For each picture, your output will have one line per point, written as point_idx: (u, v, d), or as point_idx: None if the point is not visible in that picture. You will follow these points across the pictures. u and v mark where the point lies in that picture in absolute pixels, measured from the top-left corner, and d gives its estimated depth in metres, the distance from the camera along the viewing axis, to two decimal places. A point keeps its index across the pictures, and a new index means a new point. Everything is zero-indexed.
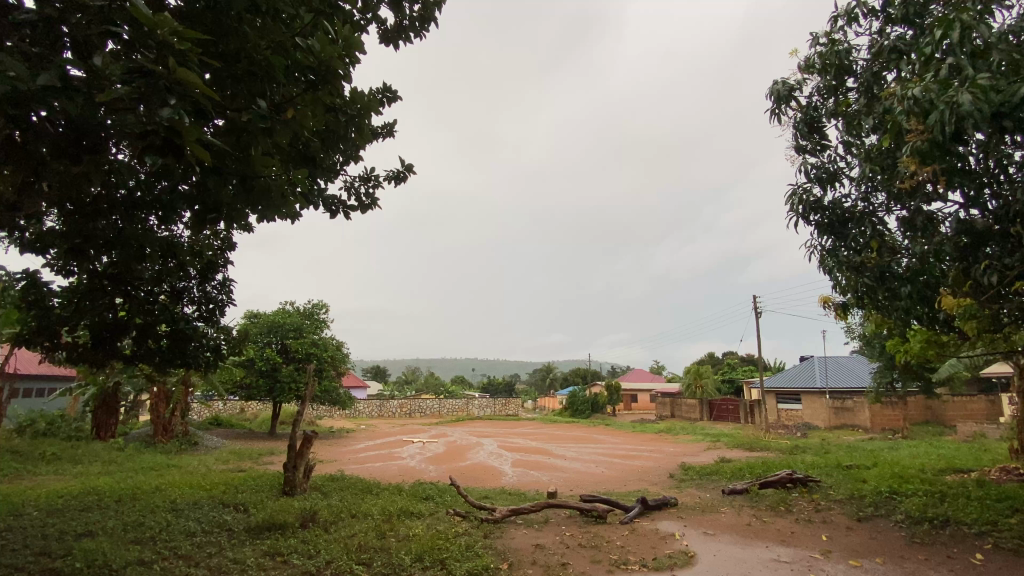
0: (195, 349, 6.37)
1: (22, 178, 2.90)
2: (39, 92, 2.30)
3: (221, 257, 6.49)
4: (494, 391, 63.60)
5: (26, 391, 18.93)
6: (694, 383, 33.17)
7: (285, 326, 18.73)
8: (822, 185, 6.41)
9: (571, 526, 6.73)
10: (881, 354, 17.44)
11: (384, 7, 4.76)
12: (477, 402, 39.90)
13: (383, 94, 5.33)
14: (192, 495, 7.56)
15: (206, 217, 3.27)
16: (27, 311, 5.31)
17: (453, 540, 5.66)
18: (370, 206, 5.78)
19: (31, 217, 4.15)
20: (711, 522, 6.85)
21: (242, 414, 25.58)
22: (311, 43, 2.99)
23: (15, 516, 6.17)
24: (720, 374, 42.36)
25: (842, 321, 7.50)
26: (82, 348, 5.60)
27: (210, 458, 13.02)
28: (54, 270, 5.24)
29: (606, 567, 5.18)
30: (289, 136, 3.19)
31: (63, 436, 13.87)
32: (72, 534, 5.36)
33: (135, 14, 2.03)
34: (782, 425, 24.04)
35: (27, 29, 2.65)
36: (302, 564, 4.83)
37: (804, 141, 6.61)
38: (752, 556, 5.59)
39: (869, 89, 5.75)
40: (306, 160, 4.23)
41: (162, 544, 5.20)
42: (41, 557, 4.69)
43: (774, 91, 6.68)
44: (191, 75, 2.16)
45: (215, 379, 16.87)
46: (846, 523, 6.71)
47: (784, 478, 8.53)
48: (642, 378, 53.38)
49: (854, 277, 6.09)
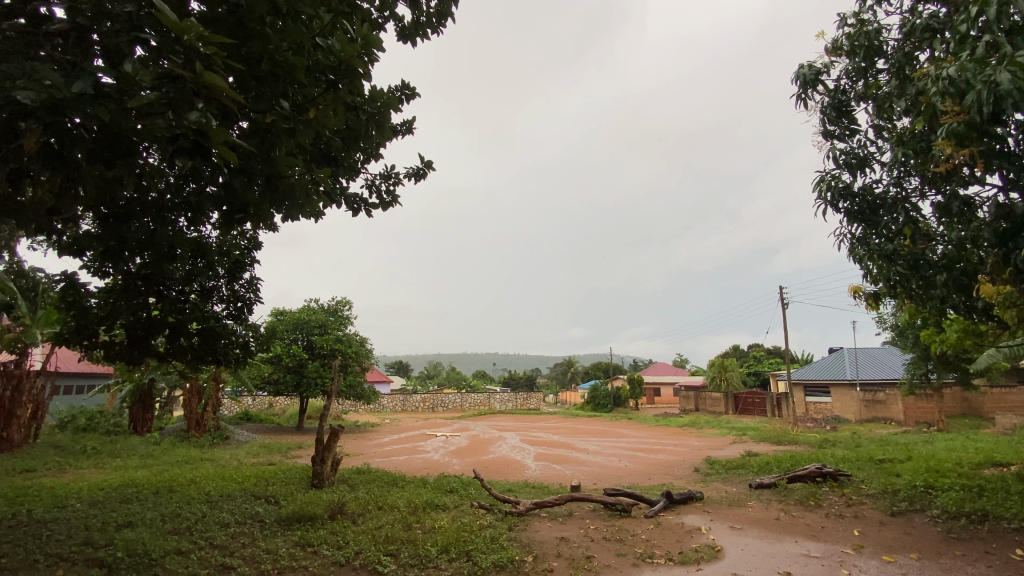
0: (224, 346, 6.51)
1: (59, 183, 3.01)
2: (73, 100, 2.37)
3: (248, 256, 6.68)
4: (516, 385, 63.81)
5: (67, 388, 19.88)
6: (718, 376, 32.67)
7: (311, 322, 19.11)
8: (851, 171, 6.23)
9: (595, 519, 6.72)
10: (914, 345, 16.95)
11: (402, 4, 4.79)
12: (499, 396, 40.23)
13: (402, 91, 5.38)
14: (226, 487, 7.82)
15: (235, 218, 3.47)
16: (66, 312, 5.49)
17: (478, 533, 5.72)
18: (391, 203, 5.84)
19: (67, 220, 4.30)
20: (739, 517, 6.76)
21: (271, 409, 26.30)
22: (331, 43, 3.05)
23: (59, 507, 6.46)
24: (746, 367, 41.80)
25: (873, 311, 7.30)
26: (117, 347, 5.77)
27: (241, 452, 13.41)
28: (90, 271, 5.42)
29: (631, 560, 5.18)
30: (311, 136, 3.26)
31: (102, 431, 14.43)
32: (113, 525, 5.59)
33: (162, 20, 2.09)
34: (811, 418, 23.61)
35: (59, 39, 2.77)
36: (332, 555, 4.95)
37: (832, 127, 6.42)
38: (780, 551, 5.50)
39: (900, 71, 5.56)
40: (328, 160, 4.32)
41: (198, 535, 5.38)
42: (85, 546, 4.92)
43: (799, 75, 6.52)
44: (218, 79, 2.22)
45: (244, 376, 17.35)
46: (879, 518, 6.54)
47: (812, 472, 8.38)
48: (665, 372, 52.77)
49: (886, 265, 5.90)
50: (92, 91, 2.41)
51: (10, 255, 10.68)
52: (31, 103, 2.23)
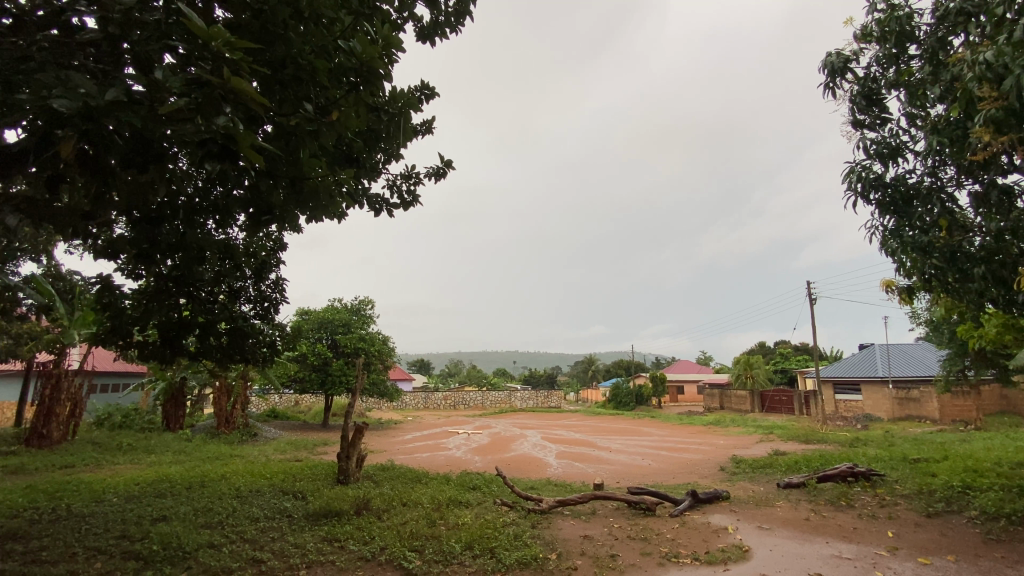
0: (252, 345, 6.65)
1: (94, 189, 3.10)
2: (106, 107, 2.43)
3: (274, 257, 6.82)
4: (537, 383, 63.76)
5: (103, 387, 20.67)
6: (744, 374, 32.01)
7: (335, 321, 19.45)
8: (883, 161, 6.03)
9: (619, 518, 6.67)
10: (950, 341, 16.39)
11: (420, 4, 4.81)
12: (520, 394, 40.31)
13: (421, 91, 5.41)
14: (254, 482, 8.01)
15: (261, 219, 3.51)
16: (102, 313, 5.68)
17: (501, 530, 5.73)
18: (412, 203, 5.89)
19: (101, 224, 4.46)
20: (767, 517, 6.64)
21: (297, 406, 26.86)
22: (353, 45, 3.10)
23: (97, 501, 6.72)
24: (772, 365, 40.98)
25: (906, 305, 7.07)
26: (150, 347, 5.93)
27: (268, 448, 13.71)
28: (123, 273, 5.60)
29: (656, 560, 5.13)
30: (333, 138, 3.30)
31: (136, 428, 14.94)
32: (148, 519, 5.79)
33: (191, 27, 2.15)
34: (841, 416, 23.06)
35: (92, 49, 2.88)
36: (359, 550, 5.03)
37: (862, 116, 6.23)
38: (811, 552, 5.38)
39: (934, 56, 5.35)
40: (350, 161, 4.36)
41: (229, 529, 5.52)
42: (122, 540, 5.09)
43: (827, 64, 6.33)
44: (244, 84, 2.27)
45: (271, 375, 17.77)
46: (914, 519, 6.34)
47: (844, 472, 8.17)
48: (688, 370, 52.07)
49: (919, 258, 5.70)
50: (125, 98, 2.48)
51: (49, 259, 11.13)
52: (67, 110, 2.30)
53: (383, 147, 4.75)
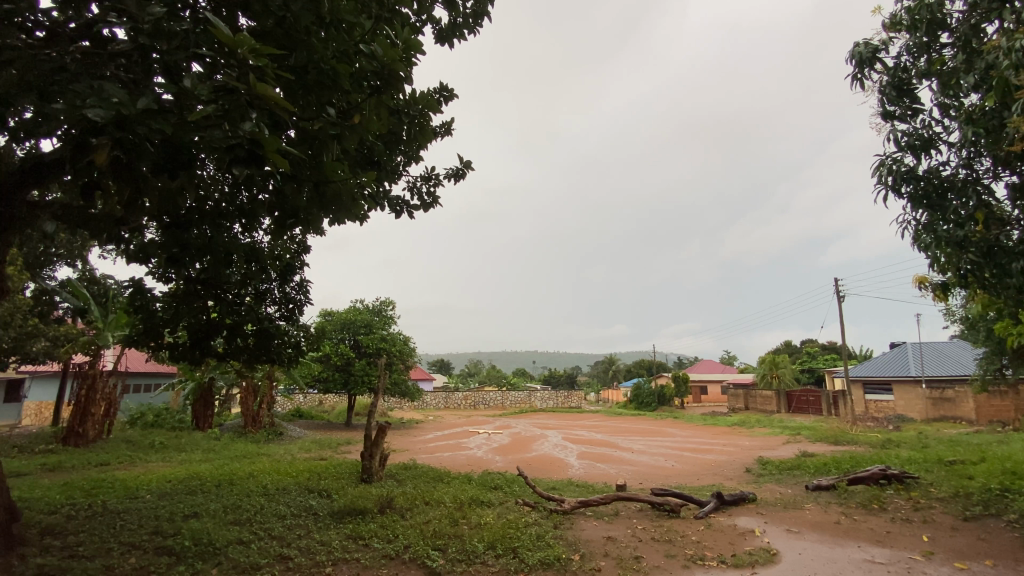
0: (278, 346, 6.77)
1: (127, 197, 3.18)
2: (139, 116, 2.51)
3: (298, 259, 6.95)
4: (557, 384, 63.53)
5: (135, 387, 21.35)
6: (769, 374, 31.36)
7: (357, 322, 19.73)
8: (916, 154, 5.84)
9: (642, 520, 6.60)
10: (987, 338, 15.79)
11: (439, 6, 4.85)
12: (540, 394, 40.25)
13: (440, 93, 5.45)
14: (281, 481, 8.18)
15: (286, 222, 3.55)
16: (134, 315, 5.87)
17: (524, 530, 5.73)
18: (432, 205, 5.94)
19: (134, 229, 4.61)
20: (795, 519, 6.49)
21: (321, 406, 27.30)
22: (374, 49, 3.16)
23: (132, 498, 6.95)
24: (799, 364, 40.12)
25: (941, 302, 6.83)
26: (181, 347, 6.10)
27: (294, 447, 13.96)
28: (155, 277, 5.79)
29: (681, 562, 5.05)
30: (356, 141, 3.36)
31: (167, 427, 15.40)
32: (180, 515, 5.96)
33: (218, 35, 2.22)
34: (871, 416, 22.46)
35: (122, 59, 2.99)
36: (383, 548, 5.09)
37: (893, 107, 6.04)
38: (841, 556, 5.24)
39: (967, 44, 5.17)
40: (372, 164, 4.43)
41: (257, 526, 5.64)
42: (155, 535, 5.25)
43: (854, 54, 6.16)
44: (268, 89, 2.34)
45: (295, 375, 18.10)
46: (950, 523, 6.12)
47: (875, 474, 7.92)
48: (712, 370, 51.25)
49: (955, 254, 5.48)
50: (156, 106, 2.56)
51: (83, 263, 11.55)
52: (101, 119, 2.39)
53: (403, 149, 4.79)
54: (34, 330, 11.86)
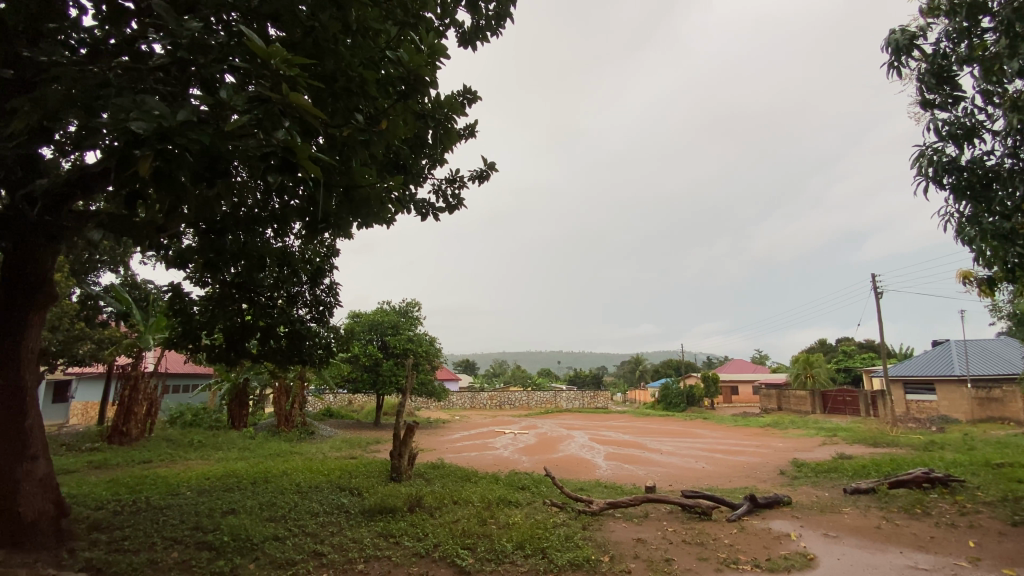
0: (309, 347, 6.90)
1: (167, 206, 3.30)
2: (179, 126, 2.61)
3: (328, 263, 7.08)
4: (582, 384, 63.06)
5: (174, 387, 22.16)
6: (803, 373, 30.48)
7: (384, 323, 20.05)
8: (958, 143, 5.58)
9: (673, 522, 6.51)
10: None
11: (461, 10, 4.88)
12: (566, 394, 40.12)
13: (464, 96, 5.50)
14: (313, 479, 8.37)
15: (318, 227, 3.63)
16: (173, 318, 6.09)
17: (552, 531, 5.71)
18: (457, 206, 5.99)
19: (172, 235, 4.78)
20: (832, 524, 6.30)
21: (350, 406, 27.81)
22: (401, 55, 3.22)
23: (173, 495, 7.22)
24: (834, 363, 38.95)
25: (987, 298, 6.52)
26: (218, 349, 6.29)
27: (325, 446, 14.27)
28: (192, 282, 6.01)
29: (714, 566, 4.96)
30: (383, 147, 3.43)
31: (205, 426, 15.96)
32: (219, 511, 6.17)
33: (252, 48, 2.30)
34: (912, 417, 21.63)
35: (161, 73, 3.10)
36: (413, 546, 5.15)
37: (932, 95, 5.79)
38: (883, 562, 5.06)
39: (1011, 28, 4.88)
40: (398, 168, 4.51)
41: (291, 523, 5.79)
42: (196, 531, 5.46)
43: (890, 42, 5.94)
44: (300, 98, 2.41)
45: (326, 375, 18.49)
46: (999, 528, 5.84)
47: (918, 477, 7.60)
48: (742, 369, 50.07)
49: (1002, 247, 5.22)
50: (194, 118, 2.65)
51: (125, 269, 12.09)
52: (144, 131, 2.49)
53: (428, 152, 4.89)
54: (80, 334, 12.45)
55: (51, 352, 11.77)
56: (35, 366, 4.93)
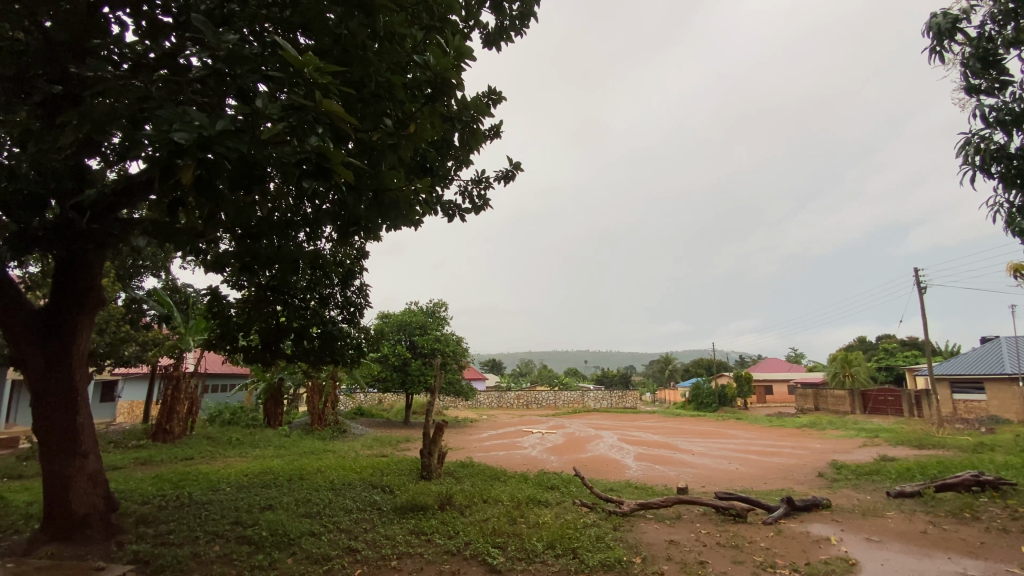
0: (341, 347, 7.02)
1: (206, 213, 3.43)
2: (216, 136, 2.70)
3: (357, 265, 7.23)
4: (610, 383, 62.47)
5: (213, 387, 22.97)
6: (841, 372, 29.45)
7: (412, 324, 20.34)
8: (1007, 129, 5.30)
9: (706, 524, 6.39)
10: None
11: (485, 12, 4.92)
12: (593, 394, 39.85)
13: (489, 97, 5.53)
14: (347, 477, 8.56)
15: (349, 230, 3.68)
16: (212, 320, 6.33)
17: (583, 531, 5.68)
18: (483, 206, 6.02)
19: (211, 241, 4.95)
20: (875, 528, 6.06)
21: (381, 405, 28.29)
22: (427, 58, 3.28)
23: (214, 491, 7.52)
24: (875, 361, 37.49)
25: None
26: (254, 350, 6.48)
27: (357, 444, 14.55)
28: (229, 285, 6.23)
29: (750, 569, 4.85)
30: (411, 149, 3.47)
31: (242, 425, 16.50)
32: (257, 507, 6.38)
33: (287, 58, 2.38)
34: (959, 418, 20.65)
35: (198, 84, 3.22)
36: (444, 544, 5.21)
37: (978, 80, 5.51)
38: (930, 568, 4.85)
39: None
40: (426, 170, 4.57)
41: (326, 519, 5.94)
42: (236, 525, 5.65)
43: (931, 26, 5.68)
44: (332, 104, 2.48)
45: (357, 375, 18.86)
46: None
47: (967, 480, 7.25)
48: (776, 369, 48.70)
49: None
50: (231, 127, 2.74)
51: (166, 274, 12.62)
52: (186, 141, 2.59)
53: (455, 154, 4.93)
54: (125, 336, 13.04)
55: (99, 353, 12.35)
56: (85, 367, 5.20)
